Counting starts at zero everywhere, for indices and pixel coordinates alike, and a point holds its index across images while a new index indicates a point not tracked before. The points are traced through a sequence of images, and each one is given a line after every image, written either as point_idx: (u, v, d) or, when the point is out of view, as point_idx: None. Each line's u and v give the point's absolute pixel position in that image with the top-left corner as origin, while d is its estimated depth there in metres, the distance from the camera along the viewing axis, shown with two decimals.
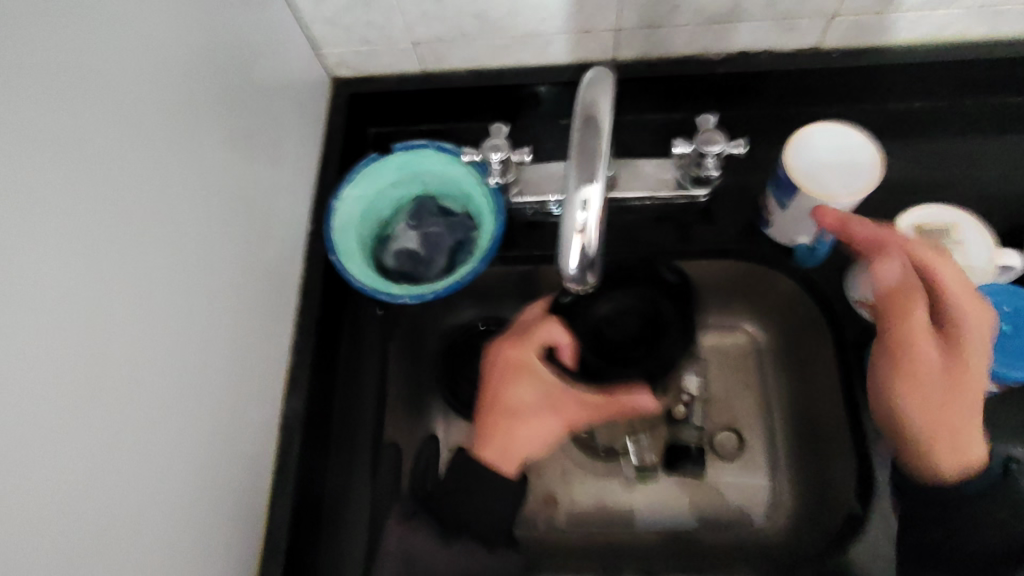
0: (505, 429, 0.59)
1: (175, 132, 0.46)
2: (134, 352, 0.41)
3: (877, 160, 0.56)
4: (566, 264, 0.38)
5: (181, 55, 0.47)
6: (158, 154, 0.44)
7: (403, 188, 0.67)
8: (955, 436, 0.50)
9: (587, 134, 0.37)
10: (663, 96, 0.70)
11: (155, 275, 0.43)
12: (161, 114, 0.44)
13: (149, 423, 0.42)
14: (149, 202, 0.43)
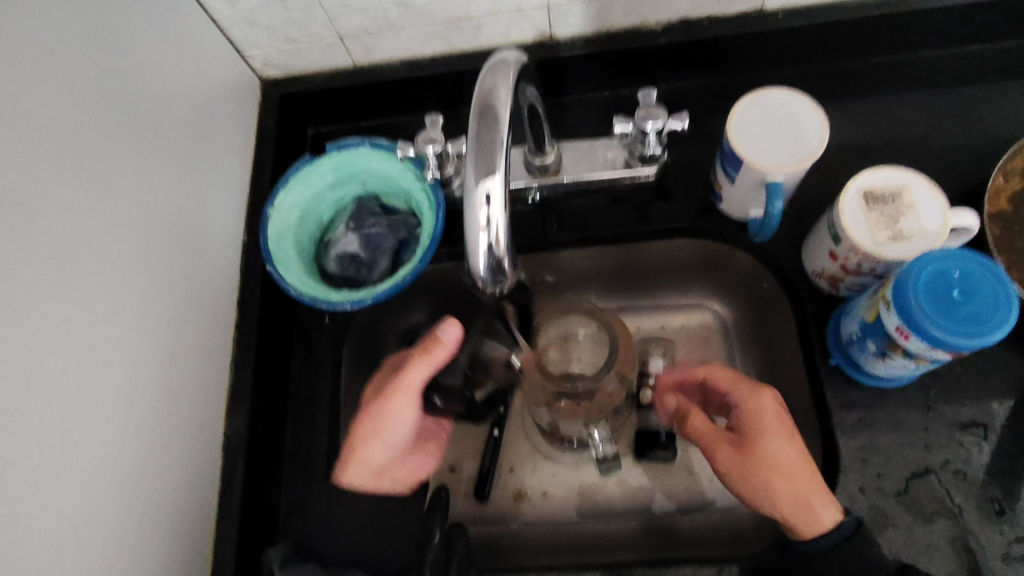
0: (379, 449, 0.55)
1: (76, 155, 0.43)
2: (44, 392, 0.39)
3: (823, 125, 0.53)
4: (475, 266, 0.36)
5: (75, 72, 0.44)
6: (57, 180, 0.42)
7: (341, 188, 0.64)
8: (794, 508, 0.46)
9: (483, 123, 0.35)
10: (606, 73, 0.67)
11: (63, 308, 0.41)
12: (57, 137, 0.42)
13: (70, 464, 0.40)
14: (50, 232, 0.41)
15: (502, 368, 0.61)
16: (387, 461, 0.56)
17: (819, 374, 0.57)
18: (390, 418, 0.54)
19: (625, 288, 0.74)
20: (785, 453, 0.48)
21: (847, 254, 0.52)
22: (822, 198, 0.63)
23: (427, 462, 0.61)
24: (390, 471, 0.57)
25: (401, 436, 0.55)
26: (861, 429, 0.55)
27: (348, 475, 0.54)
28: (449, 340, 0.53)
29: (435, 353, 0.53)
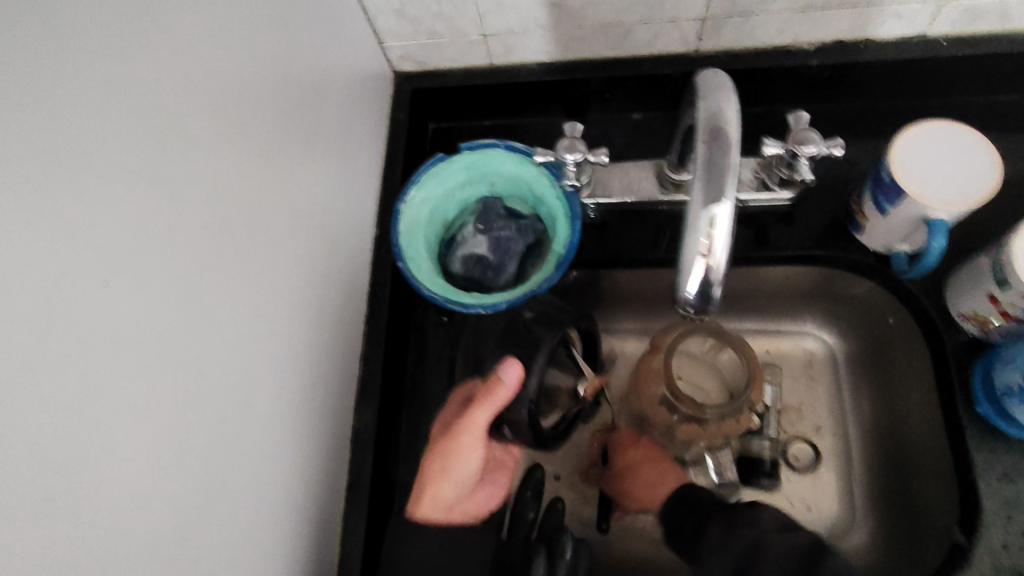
0: (450, 487, 0.55)
1: (244, 146, 0.44)
2: (206, 383, 0.39)
3: (996, 163, 0.51)
4: (687, 289, 0.34)
5: (247, 63, 0.45)
6: (227, 169, 0.42)
7: (469, 188, 0.64)
8: None
9: (715, 146, 0.33)
10: (749, 90, 0.65)
11: (226, 299, 0.42)
12: (229, 128, 0.42)
13: (222, 455, 0.41)
14: (220, 223, 0.41)
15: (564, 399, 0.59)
16: (456, 497, 0.56)
17: (961, 420, 0.55)
18: (457, 457, 0.53)
19: (735, 310, 0.73)
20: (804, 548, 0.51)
21: (1014, 301, 0.50)
22: (971, 234, 0.61)
23: (496, 494, 0.60)
24: (460, 505, 0.57)
25: (470, 474, 0.55)
26: (1011, 478, 0.52)
27: (422, 513, 0.55)
28: (512, 383, 0.50)
29: (501, 397, 0.50)
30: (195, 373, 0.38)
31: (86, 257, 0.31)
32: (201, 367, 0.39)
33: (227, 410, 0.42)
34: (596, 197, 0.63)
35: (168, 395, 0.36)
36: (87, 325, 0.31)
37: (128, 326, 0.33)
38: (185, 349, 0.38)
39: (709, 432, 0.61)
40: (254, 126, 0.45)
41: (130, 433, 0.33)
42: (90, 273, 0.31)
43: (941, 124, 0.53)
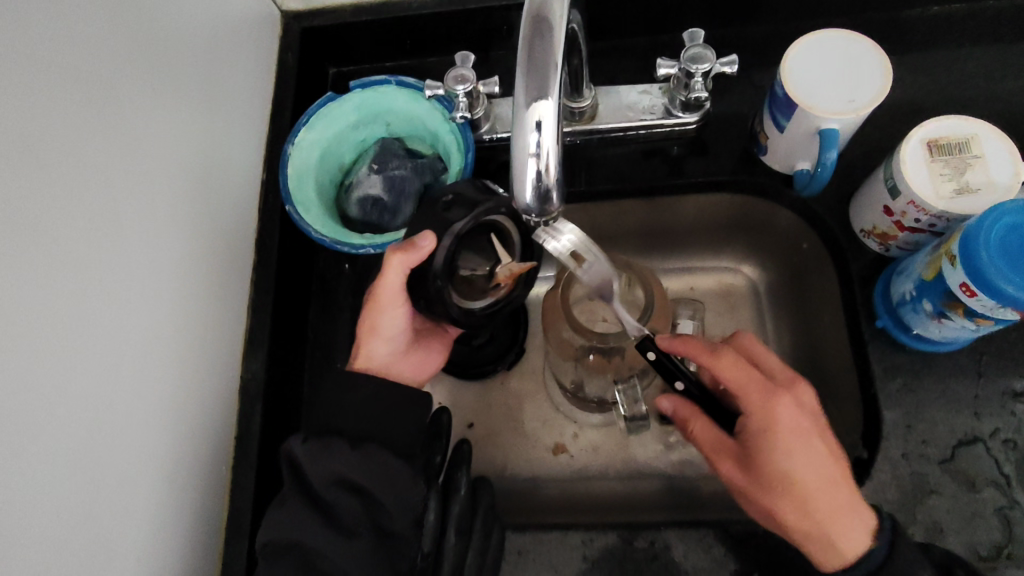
0: (381, 346, 0.53)
1: (86, 85, 0.41)
2: (50, 334, 0.37)
3: (886, 71, 0.50)
4: (521, 195, 0.34)
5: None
6: (61, 108, 0.39)
7: (365, 129, 0.61)
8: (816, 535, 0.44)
9: (536, 35, 0.32)
10: (650, 15, 0.63)
11: (72, 244, 0.39)
12: (60, 64, 0.39)
13: (80, 409, 0.39)
14: (56, 165, 0.39)
15: (486, 282, 0.49)
16: (389, 356, 0.54)
17: (863, 337, 0.54)
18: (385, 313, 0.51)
19: (655, 247, 0.71)
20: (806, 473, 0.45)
21: (905, 209, 0.49)
22: (871, 153, 0.60)
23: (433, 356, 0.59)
24: (395, 365, 0.55)
25: (399, 331, 0.53)
26: (906, 392, 0.52)
27: (358, 366, 0.54)
28: (428, 249, 0.45)
29: (415, 259, 0.45)
30: (35, 324, 0.36)
31: None
32: (41, 317, 0.37)
33: (84, 363, 0.40)
34: (496, 133, 0.60)
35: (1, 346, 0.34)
36: None
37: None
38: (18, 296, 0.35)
39: (614, 363, 0.59)
40: (100, 65, 0.42)
41: None
42: None
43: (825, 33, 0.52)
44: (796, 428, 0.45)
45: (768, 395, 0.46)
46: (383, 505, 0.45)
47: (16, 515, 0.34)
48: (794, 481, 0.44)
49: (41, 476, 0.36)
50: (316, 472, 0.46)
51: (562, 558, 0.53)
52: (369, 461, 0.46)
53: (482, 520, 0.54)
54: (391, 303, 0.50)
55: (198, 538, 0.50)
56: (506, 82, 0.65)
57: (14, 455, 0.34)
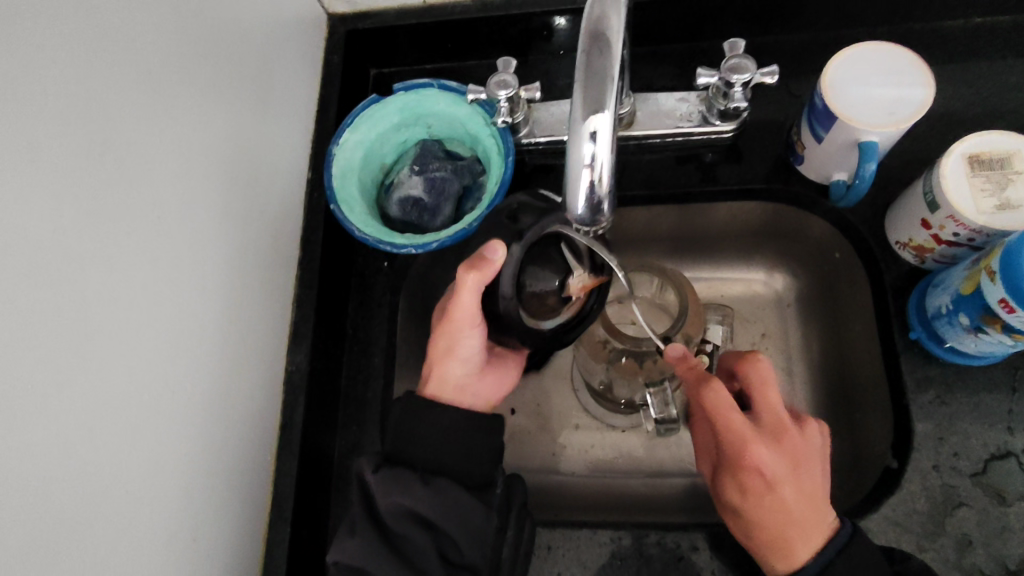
0: (456, 365, 0.54)
1: (151, 89, 0.44)
2: (122, 327, 0.40)
3: (928, 85, 0.50)
4: (574, 205, 0.35)
5: (149, 9, 0.44)
6: (132, 115, 0.42)
7: (406, 130, 0.62)
8: (764, 550, 0.46)
9: (595, 51, 0.34)
10: (690, 23, 0.63)
11: (139, 243, 0.42)
12: (132, 72, 0.42)
13: (144, 397, 0.42)
14: (127, 165, 0.41)
15: (557, 299, 0.50)
16: (464, 376, 0.55)
17: (896, 348, 0.55)
18: (456, 335, 0.53)
19: (685, 251, 0.72)
20: (777, 500, 0.45)
21: (943, 223, 0.49)
22: (910, 163, 0.60)
23: (502, 381, 0.59)
24: (471, 387, 0.56)
25: (474, 352, 0.54)
26: (937, 404, 0.52)
27: (430, 391, 0.55)
28: (498, 263, 0.46)
29: (489, 276, 0.47)
30: (107, 315, 0.39)
31: None
32: (113, 311, 0.40)
33: (149, 355, 0.43)
34: (535, 137, 0.62)
35: (76, 342, 0.37)
36: None
37: (20, 270, 0.34)
38: (94, 293, 0.38)
39: (646, 367, 0.60)
40: (166, 72, 0.45)
41: (35, 363, 0.34)
42: None
43: (863, 46, 0.53)
44: (758, 473, 0.46)
45: (739, 437, 0.46)
46: (453, 540, 0.48)
47: (87, 495, 0.37)
48: (745, 509, 0.47)
49: (112, 459, 0.39)
50: (387, 504, 0.48)
51: (589, 555, 0.54)
52: (442, 496, 0.49)
53: (515, 516, 0.52)
54: (467, 321, 0.51)
55: (244, 519, 0.52)
56: (545, 86, 0.66)
57: (87, 443, 0.38)
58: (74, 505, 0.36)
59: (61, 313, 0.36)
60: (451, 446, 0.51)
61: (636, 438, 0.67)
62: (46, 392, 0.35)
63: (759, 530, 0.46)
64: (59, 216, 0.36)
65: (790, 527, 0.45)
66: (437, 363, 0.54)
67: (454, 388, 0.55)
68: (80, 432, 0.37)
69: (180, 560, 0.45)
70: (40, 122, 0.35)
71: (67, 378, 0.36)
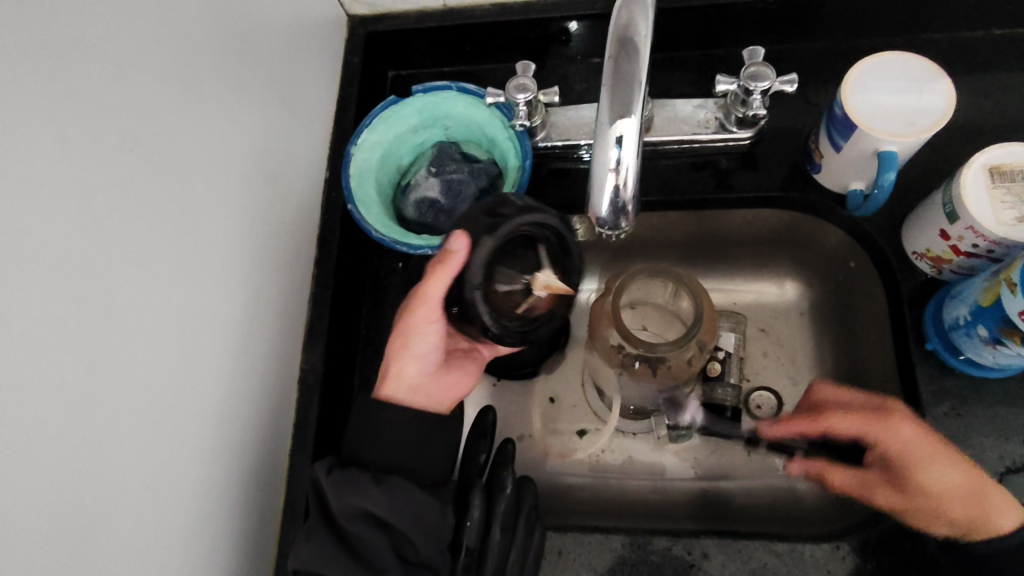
0: (412, 364, 0.54)
1: (175, 88, 0.44)
2: (143, 323, 0.41)
3: (946, 98, 0.50)
4: (597, 208, 0.35)
5: (177, 11, 0.44)
6: (157, 114, 0.42)
7: (424, 132, 0.63)
8: (968, 519, 0.47)
9: (623, 57, 0.34)
10: (710, 30, 0.63)
11: (163, 240, 0.43)
12: (160, 72, 0.43)
13: (163, 392, 0.43)
14: (151, 162, 0.42)
15: (522, 295, 0.49)
16: (421, 376, 0.55)
17: (912, 359, 0.55)
18: (419, 328, 0.53)
19: (700, 259, 0.71)
20: (945, 474, 0.48)
21: (963, 234, 0.49)
22: (928, 174, 0.60)
23: (466, 381, 0.59)
24: (426, 386, 0.56)
25: (433, 348, 0.55)
26: (953, 416, 0.52)
27: (387, 390, 0.54)
28: (462, 254, 0.47)
29: (453, 266, 0.47)
30: (129, 309, 0.40)
31: (17, 190, 0.33)
32: (136, 307, 0.40)
33: (170, 350, 0.43)
34: (552, 140, 0.62)
35: (102, 337, 0.38)
36: (22, 250, 0.33)
37: (49, 265, 0.34)
38: (116, 290, 0.39)
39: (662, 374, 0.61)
40: (192, 72, 0.46)
41: (64, 357, 0.35)
42: (25, 200, 0.33)
43: (884, 56, 0.53)
44: (926, 451, 0.48)
45: (886, 435, 0.50)
46: (410, 540, 0.48)
47: (108, 488, 0.38)
48: (936, 496, 0.48)
49: (132, 454, 0.40)
50: (340, 504, 0.48)
51: (601, 560, 0.54)
52: (396, 496, 0.48)
53: (524, 519, 0.54)
54: (427, 317, 0.52)
55: (256, 516, 0.53)
56: (563, 91, 0.67)
57: (109, 437, 0.38)
58: (97, 497, 0.37)
59: (88, 306, 0.37)
60: (413, 437, 0.52)
61: (643, 446, 0.67)
62: (70, 387, 0.35)
63: (958, 509, 0.47)
64: (91, 211, 0.37)
65: (978, 483, 0.47)
66: (394, 358, 0.55)
67: (410, 383, 0.55)
68: (104, 424, 0.38)
69: (195, 554, 0.45)
70: (69, 119, 0.36)
71: (93, 372, 0.37)
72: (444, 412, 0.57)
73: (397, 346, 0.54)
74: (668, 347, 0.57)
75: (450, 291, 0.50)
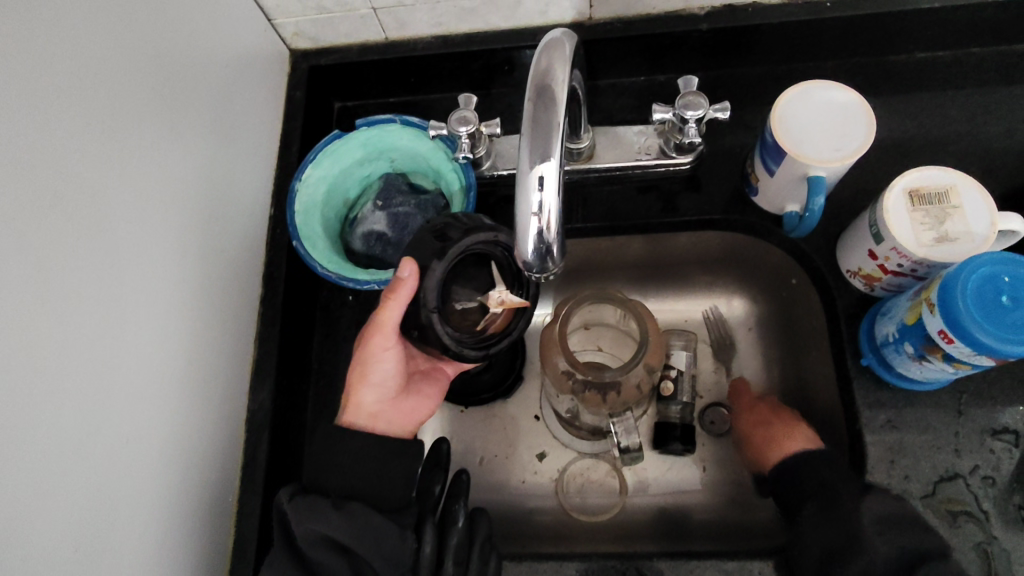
0: (370, 392, 0.55)
1: (109, 135, 0.43)
2: (77, 376, 0.40)
3: (866, 110, 0.53)
4: (522, 251, 0.36)
5: (110, 55, 0.44)
6: (91, 161, 0.42)
7: (370, 164, 0.63)
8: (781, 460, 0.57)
9: (540, 105, 0.35)
10: (647, 58, 0.65)
11: (96, 289, 0.42)
12: (93, 118, 0.42)
13: (100, 446, 0.41)
14: (84, 212, 0.41)
15: (479, 314, 0.50)
16: (379, 403, 0.56)
17: (848, 374, 0.57)
18: (373, 355, 0.54)
19: (648, 279, 0.73)
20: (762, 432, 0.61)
21: (888, 254, 0.51)
22: (857, 193, 0.62)
23: (424, 405, 0.59)
24: (386, 413, 0.56)
25: (389, 374, 0.55)
26: (888, 428, 0.54)
27: (346, 418, 0.55)
28: (412, 282, 0.47)
29: (404, 294, 0.48)
30: (62, 364, 0.39)
31: None
32: (69, 361, 0.39)
33: (106, 401, 0.42)
34: (498, 170, 0.63)
35: (33, 395, 0.36)
36: None
37: None
38: (48, 345, 0.38)
39: (610, 400, 0.62)
40: (126, 117, 0.45)
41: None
42: None
43: (808, 85, 0.55)
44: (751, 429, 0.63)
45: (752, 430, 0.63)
46: (369, 564, 0.47)
47: (40, 552, 0.36)
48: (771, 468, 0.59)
49: (65, 514, 0.38)
50: (302, 531, 0.47)
51: None
52: (355, 520, 0.48)
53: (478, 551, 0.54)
54: (380, 345, 0.53)
55: (203, 562, 0.52)
56: (508, 120, 0.68)
57: (41, 499, 0.37)
58: (31, 565, 0.36)
59: (19, 365, 0.36)
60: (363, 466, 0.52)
61: (599, 467, 0.67)
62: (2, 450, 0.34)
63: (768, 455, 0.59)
64: (17, 267, 0.36)
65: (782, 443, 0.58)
66: (353, 385, 0.55)
67: (371, 410, 0.55)
68: (35, 485, 0.36)
69: None
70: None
71: (23, 433, 0.36)
72: (406, 436, 0.57)
73: (353, 374, 0.55)
74: (615, 371, 0.60)
75: (404, 318, 0.50)
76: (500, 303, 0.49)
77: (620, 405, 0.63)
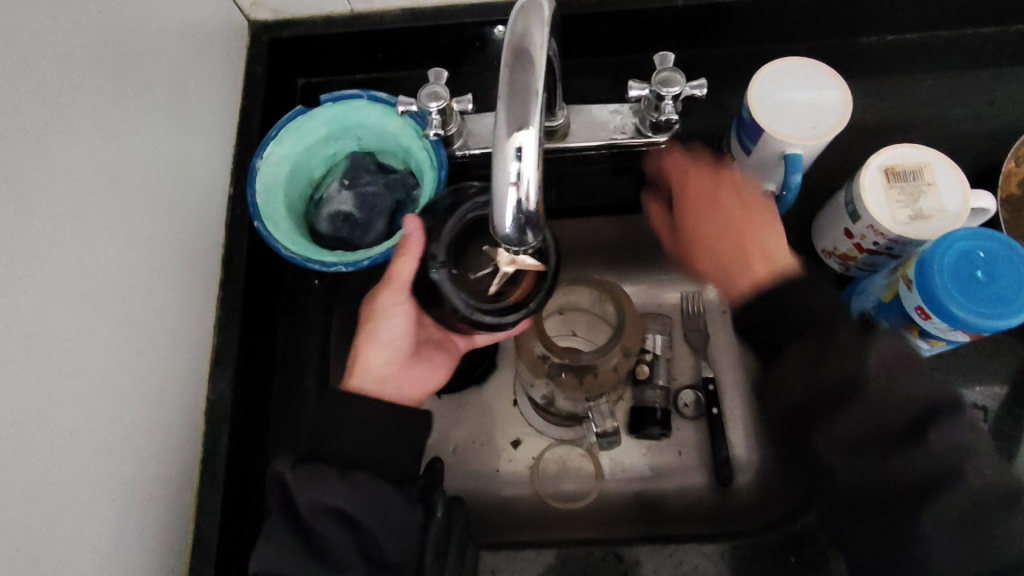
0: (378, 353, 0.55)
1: (49, 102, 0.40)
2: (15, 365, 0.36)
3: (842, 87, 0.52)
4: (500, 224, 0.34)
5: (46, 15, 0.40)
6: (28, 131, 0.38)
7: (335, 143, 0.60)
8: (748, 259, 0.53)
9: (517, 68, 0.33)
10: (622, 36, 0.63)
11: (35, 271, 0.38)
12: (31, 83, 0.38)
13: (40, 441, 0.38)
14: (20, 186, 0.37)
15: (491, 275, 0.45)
16: (388, 366, 0.55)
17: None
18: (383, 313, 0.54)
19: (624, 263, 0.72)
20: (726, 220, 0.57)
21: (864, 232, 0.51)
22: (830, 174, 0.62)
23: (436, 374, 0.58)
24: (394, 378, 0.55)
25: (399, 334, 0.55)
26: None
27: (352, 381, 0.53)
28: (415, 236, 0.48)
29: (410, 248, 0.49)
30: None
31: None
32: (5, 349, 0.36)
33: (48, 392, 0.39)
34: (469, 150, 0.60)
35: None
36: None
37: None
38: None
39: (587, 382, 0.63)
40: (69, 83, 0.41)
41: None
42: None
43: (785, 62, 0.54)
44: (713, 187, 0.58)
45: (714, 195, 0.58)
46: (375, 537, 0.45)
47: None
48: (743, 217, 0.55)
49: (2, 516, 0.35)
50: (305, 500, 0.45)
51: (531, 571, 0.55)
52: (362, 490, 0.45)
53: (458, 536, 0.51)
54: (388, 303, 0.53)
55: (160, 562, 0.49)
56: (479, 98, 0.66)
57: None
58: None
59: None
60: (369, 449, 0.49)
61: (574, 452, 0.66)
62: None
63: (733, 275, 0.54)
64: None
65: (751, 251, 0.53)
66: (360, 347, 0.55)
67: (379, 372, 0.54)
68: None
69: None
70: None
71: None
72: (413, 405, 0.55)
73: (361, 335, 0.55)
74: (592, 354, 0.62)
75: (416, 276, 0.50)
76: (513, 265, 0.42)
77: (597, 389, 0.64)
